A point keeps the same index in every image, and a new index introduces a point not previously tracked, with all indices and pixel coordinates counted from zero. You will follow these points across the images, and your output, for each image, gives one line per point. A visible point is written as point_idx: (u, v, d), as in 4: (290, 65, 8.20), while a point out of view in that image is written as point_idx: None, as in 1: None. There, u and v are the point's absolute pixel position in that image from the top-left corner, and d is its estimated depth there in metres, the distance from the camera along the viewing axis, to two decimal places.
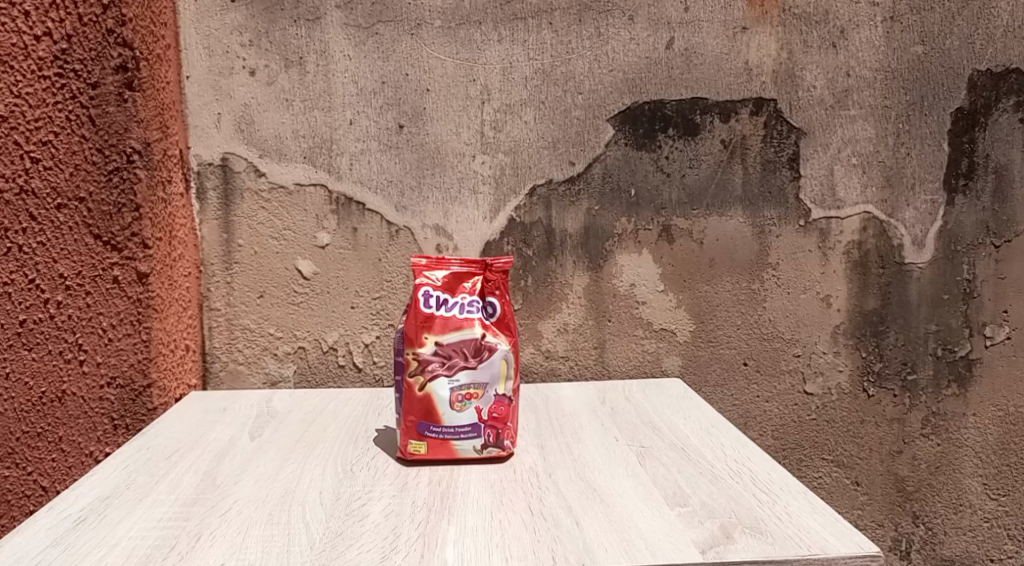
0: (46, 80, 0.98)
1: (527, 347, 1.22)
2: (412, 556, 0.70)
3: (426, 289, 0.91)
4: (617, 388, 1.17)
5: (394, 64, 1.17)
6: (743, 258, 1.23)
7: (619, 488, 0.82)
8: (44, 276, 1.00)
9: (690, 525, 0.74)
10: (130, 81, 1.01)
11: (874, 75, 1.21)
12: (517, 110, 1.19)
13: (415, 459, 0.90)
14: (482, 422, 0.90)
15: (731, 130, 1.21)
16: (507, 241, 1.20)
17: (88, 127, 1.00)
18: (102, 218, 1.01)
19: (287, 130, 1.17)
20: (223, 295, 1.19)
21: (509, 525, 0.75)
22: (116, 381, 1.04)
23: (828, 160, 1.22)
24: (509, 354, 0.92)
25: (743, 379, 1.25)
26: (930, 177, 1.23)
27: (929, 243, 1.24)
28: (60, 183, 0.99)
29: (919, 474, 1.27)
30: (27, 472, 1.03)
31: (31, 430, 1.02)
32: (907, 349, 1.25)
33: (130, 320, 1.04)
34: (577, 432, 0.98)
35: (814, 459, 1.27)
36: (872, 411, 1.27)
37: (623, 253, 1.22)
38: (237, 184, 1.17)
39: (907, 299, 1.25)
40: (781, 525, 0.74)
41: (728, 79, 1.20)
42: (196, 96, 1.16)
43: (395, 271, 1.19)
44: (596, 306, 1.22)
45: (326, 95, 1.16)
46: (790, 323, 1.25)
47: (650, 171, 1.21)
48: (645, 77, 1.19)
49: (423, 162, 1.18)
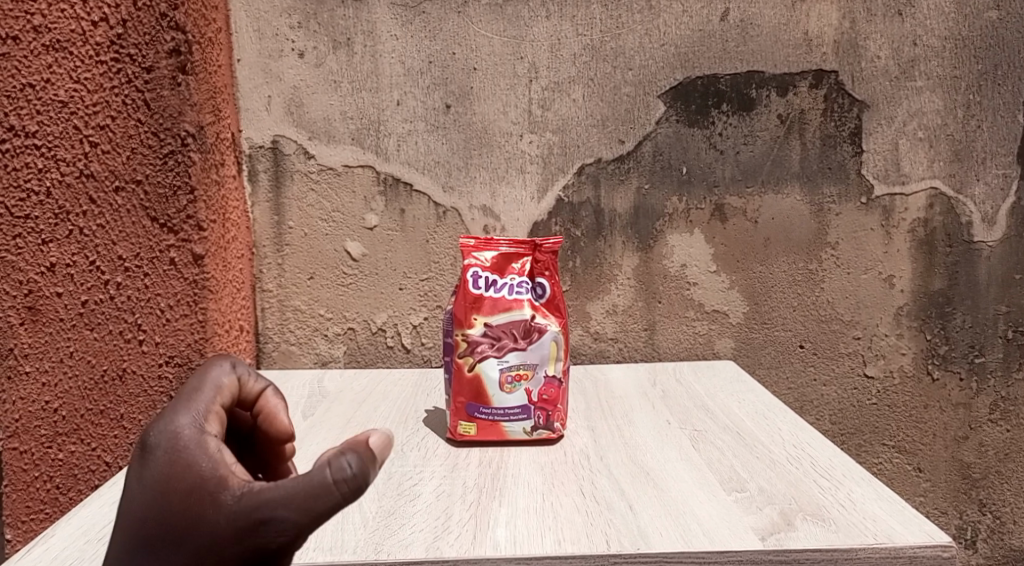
0: (103, 64, 0.97)
1: (575, 328, 1.21)
2: (464, 536, 0.69)
3: (474, 270, 0.90)
4: (668, 369, 1.14)
5: (441, 43, 1.15)
6: (800, 237, 1.19)
7: (674, 472, 0.80)
8: (104, 259, 1.01)
9: (748, 511, 0.72)
10: (183, 64, 1.02)
11: (943, 43, 1.15)
12: (566, 88, 1.16)
13: (465, 440, 0.89)
14: (532, 404, 0.88)
15: (789, 104, 1.17)
16: (556, 222, 1.18)
17: (144, 111, 1.00)
18: (158, 201, 1.03)
19: (336, 112, 1.16)
20: (275, 276, 1.20)
21: (561, 508, 0.73)
22: (174, 360, 1.07)
23: (892, 134, 1.17)
24: (559, 335, 0.90)
25: (800, 362, 1.21)
26: (1003, 150, 1.17)
27: (999, 220, 1.19)
28: (118, 166, 1.00)
29: (986, 461, 1.23)
30: (91, 448, 1.04)
31: (95, 408, 1.04)
32: (975, 331, 1.21)
33: (187, 301, 1.07)
34: (628, 415, 0.96)
35: (874, 444, 1.23)
36: (937, 395, 1.22)
37: (675, 233, 1.19)
38: (288, 166, 1.18)
39: (976, 278, 1.19)
40: (845, 512, 0.71)
41: (786, 51, 1.16)
42: (247, 79, 1.16)
43: (442, 252, 1.19)
44: (646, 287, 1.20)
45: (374, 76, 1.16)
46: (849, 305, 1.20)
47: (703, 148, 1.17)
48: (698, 50, 1.16)
49: (470, 141, 1.17)
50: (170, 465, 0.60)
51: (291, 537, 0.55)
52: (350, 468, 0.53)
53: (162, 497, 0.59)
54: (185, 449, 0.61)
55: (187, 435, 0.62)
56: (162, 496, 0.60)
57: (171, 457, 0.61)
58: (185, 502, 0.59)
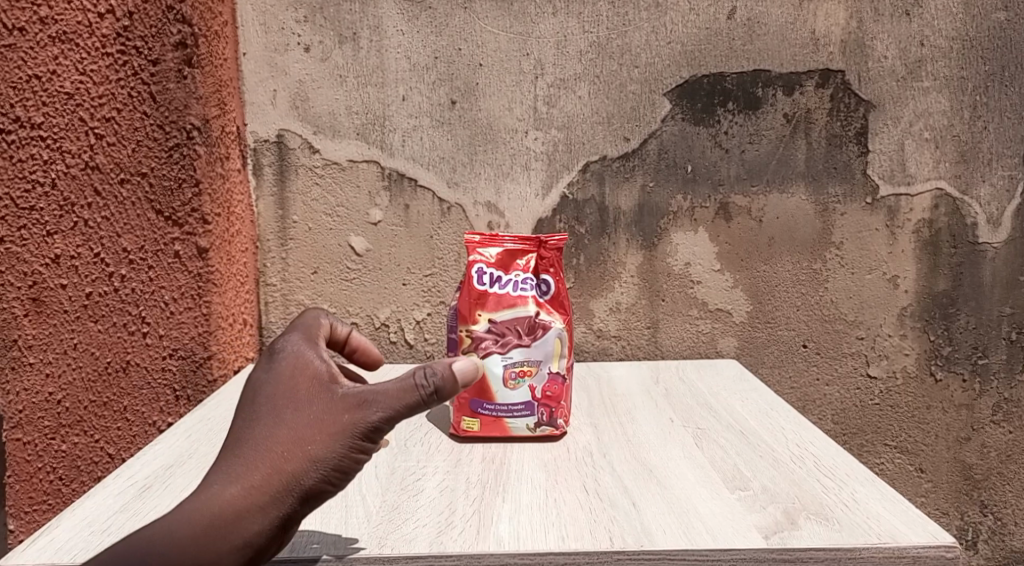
0: (109, 57, 0.99)
1: (579, 326, 1.21)
2: (468, 531, 0.69)
3: (479, 266, 0.90)
4: (670, 368, 1.14)
5: (447, 39, 1.15)
6: (804, 236, 1.19)
7: (677, 470, 0.80)
8: (109, 250, 1.02)
9: (751, 509, 0.72)
10: (189, 57, 1.01)
11: (950, 43, 1.15)
12: (571, 85, 1.16)
13: (468, 436, 0.90)
14: (536, 401, 0.88)
15: (795, 104, 1.16)
16: (560, 219, 1.18)
17: (149, 104, 1.00)
18: (164, 193, 1.02)
19: (341, 107, 1.16)
20: (278, 271, 1.20)
21: (565, 504, 0.73)
22: (178, 353, 1.06)
23: (899, 134, 1.17)
24: (563, 332, 0.90)
25: (803, 361, 1.21)
26: (1008, 151, 1.17)
27: (1005, 221, 1.18)
28: (124, 158, 1.01)
29: (988, 462, 1.23)
30: (94, 439, 1.05)
31: (98, 399, 1.04)
32: (979, 332, 1.21)
33: (191, 294, 1.05)
34: (631, 413, 0.96)
35: (876, 445, 1.23)
36: (939, 396, 1.22)
37: (679, 231, 1.19)
38: (292, 161, 1.18)
39: (980, 280, 1.19)
40: (848, 512, 0.71)
41: (793, 50, 1.16)
42: (252, 73, 1.16)
43: (446, 248, 1.19)
44: (650, 285, 1.20)
45: (379, 71, 1.15)
46: (853, 305, 1.20)
47: (708, 146, 1.17)
48: (705, 48, 1.16)
49: (475, 138, 1.17)
50: (292, 356, 0.72)
51: (382, 426, 0.66)
52: (436, 377, 0.67)
53: (287, 384, 0.70)
54: (299, 350, 0.72)
55: (299, 339, 0.74)
56: (275, 382, 0.71)
57: (289, 352, 0.72)
58: (297, 387, 0.70)
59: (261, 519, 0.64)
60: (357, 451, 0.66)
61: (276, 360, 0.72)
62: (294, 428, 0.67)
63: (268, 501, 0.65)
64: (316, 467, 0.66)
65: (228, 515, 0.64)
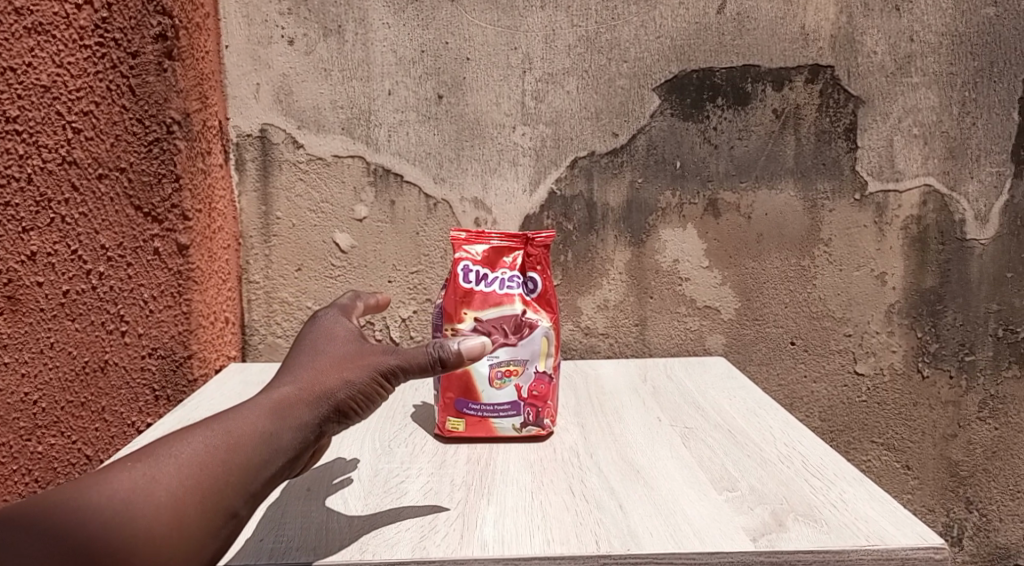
0: (87, 49, 0.97)
1: (566, 323, 1.20)
2: (452, 536, 0.68)
3: (465, 264, 0.89)
4: (658, 365, 1.14)
5: (433, 32, 1.14)
6: (793, 233, 1.18)
7: (664, 470, 0.79)
8: (86, 247, 1.00)
9: (739, 510, 0.71)
10: (169, 50, 1.00)
11: (940, 39, 1.15)
12: (559, 79, 1.15)
13: (454, 436, 0.89)
14: (522, 400, 0.87)
15: (784, 99, 1.16)
16: (548, 215, 1.17)
17: (128, 98, 0.99)
18: (143, 189, 1.01)
19: (325, 101, 1.14)
20: (262, 268, 1.18)
21: (551, 507, 0.72)
22: (158, 352, 1.05)
23: (887, 130, 1.16)
24: (550, 331, 0.89)
25: (791, 359, 1.21)
26: (997, 148, 1.17)
27: (992, 218, 1.18)
28: (102, 154, 0.99)
29: (974, 459, 1.23)
30: (71, 440, 1.03)
31: (76, 399, 1.03)
32: (966, 329, 1.20)
33: (171, 292, 1.04)
34: (618, 412, 0.96)
35: (863, 441, 1.23)
36: (926, 393, 1.22)
37: (668, 228, 1.18)
38: (276, 155, 1.16)
39: (968, 277, 1.19)
40: (837, 513, 0.70)
41: (782, 46, 1.15)
42: (235, 66, 1.14)
43: (432, 245, 1.17)
44: (638, 282, 1.19)
45: (365, 65, 1.14)
46: (841, 302, 1.20)
47: (697, 142, 1.16)
48: (694, 43, 1.15)
49: (461, 133, 1.15)
50: (333, 317, 0.84)
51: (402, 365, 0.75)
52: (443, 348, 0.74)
53: (329, 333, 0.80)
54: (338, 316, 0.84)
55: (338, 311, 0.85)
56: (318, 333, 0.81)
57: (329, 316, 0.84)
58: (337, 333, 0.80)
59: (309, 414, 0.72)
60: (383, 380, 0.74)
61: (318, 322, 0.83)
62: (337, 354, 0.77)
63: (313, 403, 0.72)
64: (352, 382, 0.74)
65: (283, 407, 0.71)
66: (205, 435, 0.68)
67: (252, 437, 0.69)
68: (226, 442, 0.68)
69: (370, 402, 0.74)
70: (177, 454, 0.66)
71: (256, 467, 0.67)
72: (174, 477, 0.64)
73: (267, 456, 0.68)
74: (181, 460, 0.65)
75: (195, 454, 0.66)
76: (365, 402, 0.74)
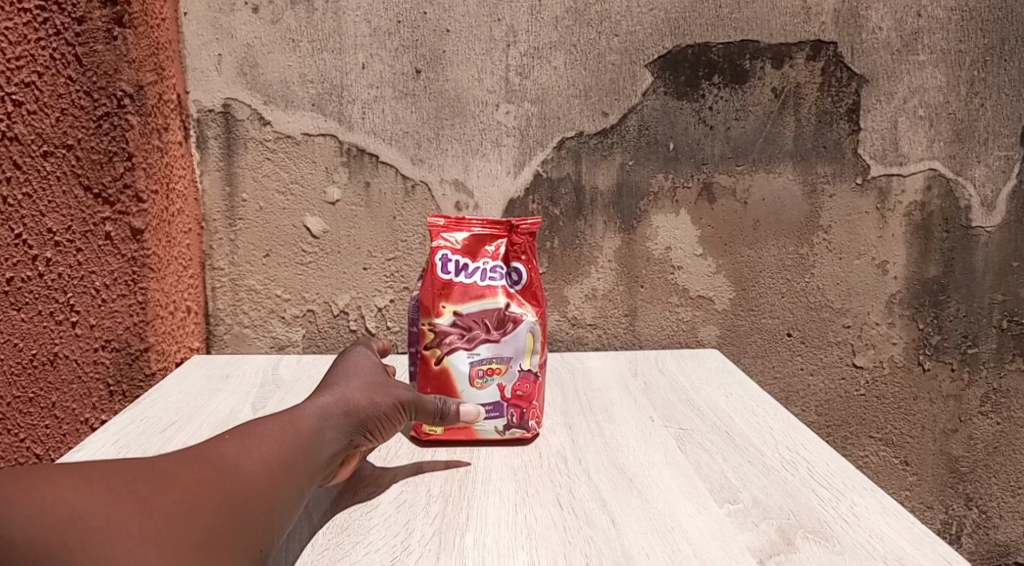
0: (26, 13, 0.88)
1: (552, 313, 1.13)
2: (426, 557, 0.62)
3: (443, 253, 0.82)
4: (650, 358, 1.07)
5: (410, 2, 1.06)
6: (791, 220, 1.12)
7: (659, 479, 0.73)
8: (32, 232, 0.91)
9: (743, 527, 0.65)
10: (119, 16, 0.91)
11: (948, 14, 1.08)
12: (546, 54, 1.07)
13: (430, 439, 0.82)
14: (505, 401, 0.81)
15: (783, 77, 1.09)
16: (533, 199, 1.10)
17: (74, 68, 0.90)
18: (92, 168, 0.93)
19: (294, 74, 1.06)
20: (227, 253, 1.10)
21: (536, 522, 0.66)
22: (112, 344, 0.97)
23: (892, 111, 1.10)
24: (536, 326, 0.82)
25: (788, 351, 1.15)
26: (1006, 130, 1.11)
27: (999, 204, 1.13)
28: (46, 129, 0.90)
29: (975, 455, 1.18)
30: (18, 439, 0.96)
31: (23, 395, 0.95)
32: (969, 320, 1.15)
33: (125, 280, 0.96)
34: (608, 411, 0.89)
35: (860, 437, 1.18)
36: (927, 386, 1.17)
37: (660, 213, 1.11)
38: (240, 133, 1.07)
39: (972, 266, 1.14)
40: (850, 530, 0.64)
41: (783, 20, 1.08)
42: (195, 35, 1.06)
43: (410, 230, 1.10)
44: (628, 270, 1.12)
45: (336, 35, 1.05)
46: (840, 292, 1.14)
47: (691, 123, 1.09)
48: (689, 16, 1.07)
49: (441, 110, 1.08)
50: (360, 347, 0.83)
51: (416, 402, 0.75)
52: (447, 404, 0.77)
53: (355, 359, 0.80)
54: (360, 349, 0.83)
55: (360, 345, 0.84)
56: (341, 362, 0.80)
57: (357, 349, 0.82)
58: (362, 359, 0.79)
59: (344, 431, 0.70)
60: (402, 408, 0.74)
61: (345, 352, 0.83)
62: (367, 375, 0.76)
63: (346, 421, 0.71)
64: (380, 401, 0.73)
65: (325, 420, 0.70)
66: (262, 428, 0.66)
67: (305, 430, 0.68)
68: (285, 437, 0.66)
69: (389, 427, 0.73)
70: (240, 441, 0.64)
71: (311, 458, 0.67)
72: (247, 460, 0.63)
73: (316, 451, 0.67)
74: (249, 445, 0.64)
75: (260, 439, 0.65)
76: (388, 423, 0.73)
